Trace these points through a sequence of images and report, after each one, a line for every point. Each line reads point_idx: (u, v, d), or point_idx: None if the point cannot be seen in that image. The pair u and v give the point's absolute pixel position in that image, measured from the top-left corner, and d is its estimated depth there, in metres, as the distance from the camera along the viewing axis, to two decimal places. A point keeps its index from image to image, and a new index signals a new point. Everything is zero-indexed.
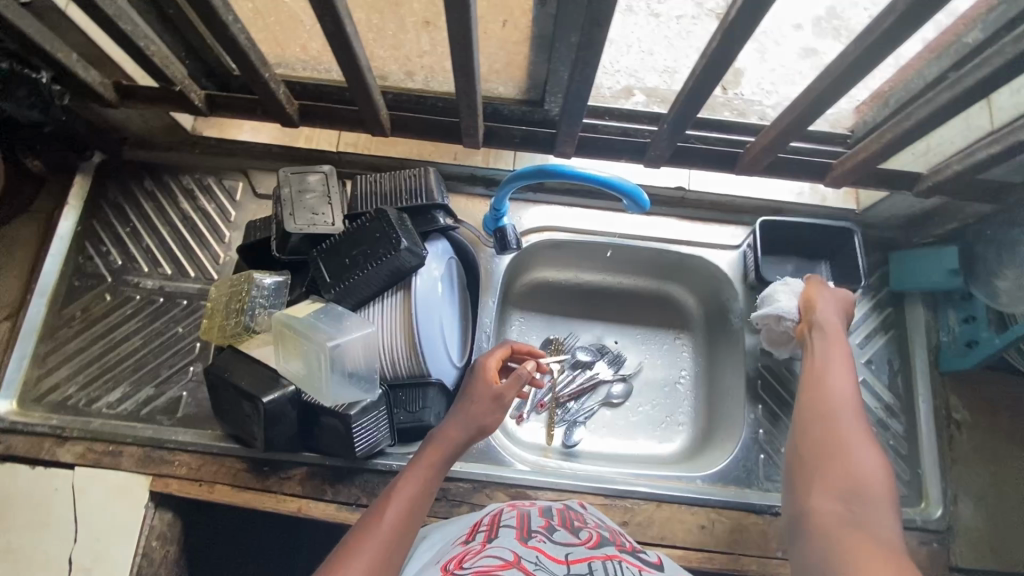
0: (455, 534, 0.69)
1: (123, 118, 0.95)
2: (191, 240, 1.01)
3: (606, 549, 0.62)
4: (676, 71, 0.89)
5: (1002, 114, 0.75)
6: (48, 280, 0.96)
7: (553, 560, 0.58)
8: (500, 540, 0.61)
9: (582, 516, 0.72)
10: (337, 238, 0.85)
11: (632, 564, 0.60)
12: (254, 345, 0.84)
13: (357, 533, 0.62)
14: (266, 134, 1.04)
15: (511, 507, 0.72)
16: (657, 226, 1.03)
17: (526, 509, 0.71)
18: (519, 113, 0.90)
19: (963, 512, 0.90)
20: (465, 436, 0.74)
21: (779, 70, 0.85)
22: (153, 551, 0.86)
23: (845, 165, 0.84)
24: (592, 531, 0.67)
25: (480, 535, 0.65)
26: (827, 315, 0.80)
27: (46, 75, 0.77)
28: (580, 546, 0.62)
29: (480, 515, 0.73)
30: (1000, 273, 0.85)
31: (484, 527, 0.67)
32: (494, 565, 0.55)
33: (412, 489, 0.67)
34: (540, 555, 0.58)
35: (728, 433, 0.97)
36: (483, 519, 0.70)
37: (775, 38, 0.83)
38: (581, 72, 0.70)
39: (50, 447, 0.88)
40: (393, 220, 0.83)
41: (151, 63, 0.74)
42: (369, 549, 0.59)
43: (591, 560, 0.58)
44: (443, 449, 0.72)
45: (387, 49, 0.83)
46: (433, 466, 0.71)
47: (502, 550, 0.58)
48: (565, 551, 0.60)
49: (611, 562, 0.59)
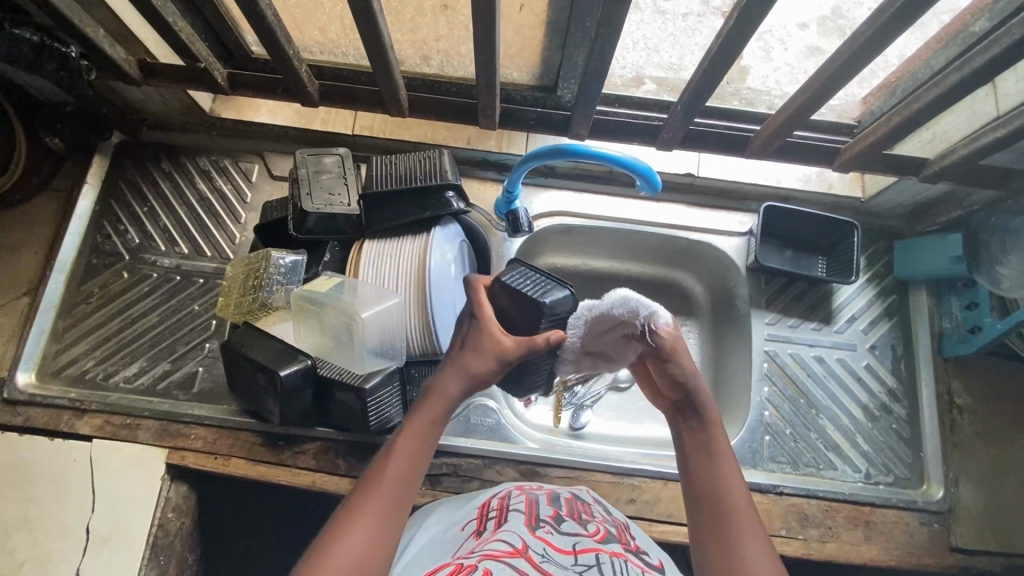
0: (464, 517, 0.68)
1: (144, 99, 0.96)
2: (206, 220, 1.02)
3: (612, 545, 0.60)
4: (682, 68, 0.92)
5: (1006, 100, 0.77)
6: (67, 257, 0.98)
7: (561, 552, 0.57)
8: (510, 525, 0.61)
9: (589, 508, 0.69)
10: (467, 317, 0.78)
11: (637, 565, 0.58)
12: (271, 323, 0.87)
13: (355, 497, 0.62)
14: (281, 116, 1.04)
15: (520, 491, 0.71)
16: (666, 212, 1.04)
17: (535, 495, 0.69)
18: (532, 99, 0.92)
19: (964, 492, 0.92)
20: (463, 390, 0.72)
21: (784, 68, 0.89)
22: (168, 523, 0.88)
23: (853, 150, 0.85)
24: (600, 525, 0.64)
25: (490, 522, 0.63)
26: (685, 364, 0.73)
27: (75, 50, 0.79)
28: (587, 538, 0.60)
29: (487, 497, 0.72)
30: (1004, 260, 0.89)
31: (494, 512, 0.65)
32: (502, 552, 0.55)
33: (407, 455, 0.66)
34: (547, 546, 0.57)
35: (734, 415, 0.99)
36: (491, 503, 0.69)
37: (781, 37, 0.86)
38: (600, 51, 0.71)
39: (69, 420, 0.90)
40: (519, 287, 0.75)
41: (179, 39, 0.76)
42: (372, 512, 0.60)
43: (597, 552, 0.57)
44: (438, 412, 0.70)
45: (405, 33, 0.85)
46: (433, 426, 0.70)
47: (511, 536, 0.58)
48: (572, 542, 0.59)
49: (617, 559, 0.57)
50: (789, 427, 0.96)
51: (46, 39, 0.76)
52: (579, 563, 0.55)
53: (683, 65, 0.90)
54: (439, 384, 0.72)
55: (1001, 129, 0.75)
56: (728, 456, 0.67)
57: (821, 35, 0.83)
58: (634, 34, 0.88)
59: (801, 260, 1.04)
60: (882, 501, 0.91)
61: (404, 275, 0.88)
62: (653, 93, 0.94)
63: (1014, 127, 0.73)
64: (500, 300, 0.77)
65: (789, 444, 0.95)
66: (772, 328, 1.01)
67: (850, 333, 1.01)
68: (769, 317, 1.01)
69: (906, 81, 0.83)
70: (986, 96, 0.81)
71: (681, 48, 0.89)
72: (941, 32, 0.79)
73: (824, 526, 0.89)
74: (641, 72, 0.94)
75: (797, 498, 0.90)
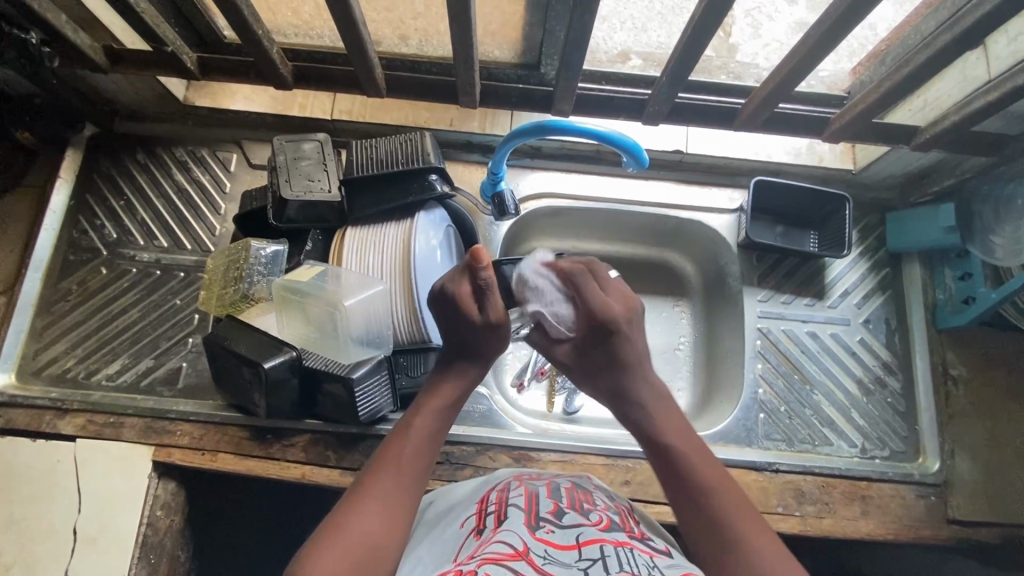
0: (462, 512, 0.65)
1: (115, 88, 0.94)
2: (185, 212, 1.00)
3: (616, 534, 0.57)
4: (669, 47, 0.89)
5: (998, 63, 0.76)
6: (43, 254, 0.95)
7: (563, 549, 0.53)
8: (510, 522, 0.57)
9: (590, 496, 0.65)
10: (455, 324, 0.73)
11: (643, 551, 0.55)
12: (254, 315, 0.85)
13: (368, 474, 0.63)
14: (258, 103, 1.02)
15: (519, 482, 0.67)
16: (655, 190, 1.03)
17: (534, 486, 0.65)
18: (515, 76, 0.89)
19: (961, 464, 0.91)
20: (461, 392, 0.73)
21: (773, 45, 0.86)
22: (157, 521, 0.86)
23: (844, 119, 0.83)
24: (603, 514, 0.61)
25: (489, 519, 0.59)
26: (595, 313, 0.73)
27: (36, 36, 0.77)
28: (590, 528, 0.57)
29: (485, 488, 0.68)
30: (996, 231, 0.86)
31: (492, 507, 0.62)
32: (503, 555, 0.51)
33: (422, 437, 0.68)
34: (549, 546, 0.53)
35: (728, 393, 0.98)
36: (491, 496, 0.65)
37: (769, 12, 0.84)
38: (580, 19, 0.68)
39: (51, 420, 0.88)
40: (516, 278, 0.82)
41: (142, 22, 0.74)
42: (386, 487, 0.62)
43: (602, 543, 0.54)
44: (456, 393, 0.73)
45: (381, 12, 0.82)
46: (448, 408, 0.72)
47: (511, 536, 0.54)
48: (575, 534, 0.55)
49: (623, 549, 0.54)
50: (785, 404, 0.95)
51: (5, 25, 0.74)
52: (583, 558, 0.52)
53: (670, 42, 0.88)
54: (458, 365, 0.74)
55: (993, 92, 0.73)
56: (695, 447, 0.66)
57: (811, 8, 0.81)
58: (620, 12, 0.87)
59: (792, 235, 1.03)
60: (879, 475, 0.90)
61: (388, 261, 0.86)
62: (638, 68, 0.91)
63: (1010, 88, 0.71)
64: (480, 298, 0.72)
65: (785, 422, 0.94)
66: (765, 305, 1.00)
67: (844, 308, 1.00)
68: (761, 294, 1.00)
69: (896, 48, 0.81)
70: (977, 60, 0.79)
71: (670, 26, 0.87)
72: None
73: (821, 503, 0.88)
74: (628, 49, 0.91)
75: (793, 476, 0.89)
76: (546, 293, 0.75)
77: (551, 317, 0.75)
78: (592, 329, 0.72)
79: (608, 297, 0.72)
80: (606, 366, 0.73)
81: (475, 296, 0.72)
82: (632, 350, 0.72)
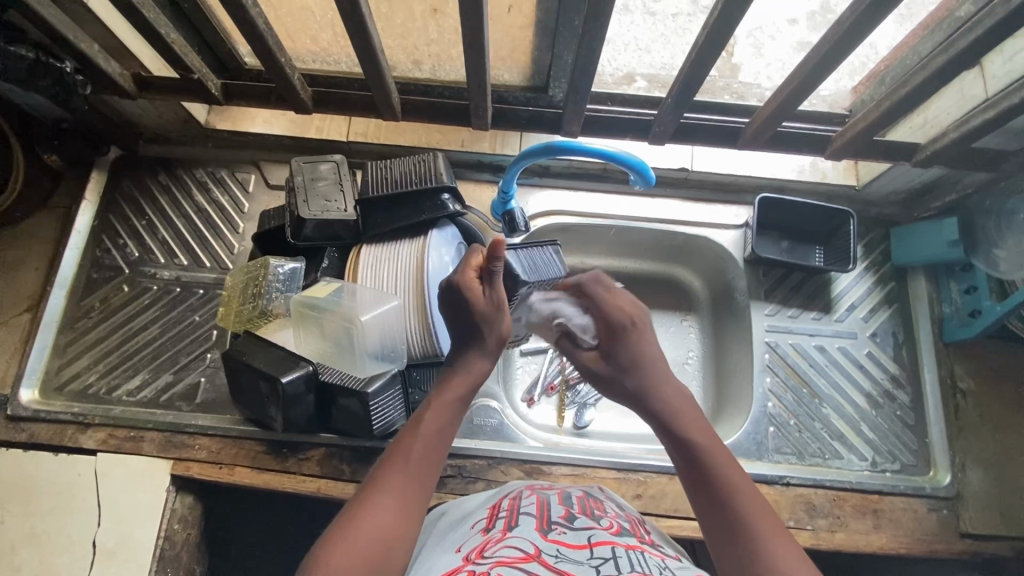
0: (474, 519, 0.66)
1: (139, 113, 0.97)
2: (204, 230, 1.03)
3: (626, 538, 0.58)
4: (674, 67, 0.92)
5: (996, 81, 0.78)
6: (68, 272, 0.99)
7: (574, 548, 0.54)
8: (520, 529, 0.58)
9: (601, 505, 0.66)
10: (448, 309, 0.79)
11: (654, 554, 0.56)
12: (272, 330, 0.87)
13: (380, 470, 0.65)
14: (277, 126, 1.05)
15: (531, 491, 0.68)
16: (661, 207, 1.05)
17: (546, 495, 0.66)
18: (524, 99, 0.92)
19: (972, 477, 0.92)
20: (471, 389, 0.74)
21: (776, 64, 0.89)
22: (174, 534, 0.88)
23: (845, 137, 0.85)
24: (613, 521, 0.62)
25: (500, 522, 0.61)
26: (615, 304, 0.77)
27: (70, 65, 0.80)
28: (601, 531, 0.58)
29: (499, 498, 0.70)
30: (1000, 243, 0.89)
31: (504, 513, 0.63)
32: (514, 557, 0.52)
33: (433, 431, 0.68)
34: (560, 547, 0.54)
35: (736, 407, 0.99)
36: (502, 503, 0.66)
37: (769, 32, 0.87)
38: (588, 46, 0.71)
39: (73, 435, 0.90)
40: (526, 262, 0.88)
41: (172, 51, 0.78)
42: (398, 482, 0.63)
43: (613, 545, 0.55)
44: (462, 387, 0.73)
45: (396, 39, 0.86)
46: (460, 403, 0.72)
47: (521, 541, 0.55)
48: (586, 536, 0.57)
49: (633, 552, 0.55)
50: (793, 417, 0.96)
51: (41, 55, 0.77)
52: (595, 557, 0.53)
53: (674, 62, 0.91)
54: (470, 356, 0.76)
55: (991, 110, 0.75)
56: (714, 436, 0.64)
57: (810, 28, 0.84)
58: (624, 34, 0.90)
59: (797, 250, 1.04)
60: (889, 488, 0.90)
61: (401, 278, 0.89)
62: (643, 90, 0.94)
63: (1007, 106, 0.73)
64: (488, 286, 0.76)
65: (794, 435, 0.95)
66: (772, 319, 1.01)
67: (851, 322, 1.01)
68: (768, 308, 1.01)
69: (895, 68, 0.83)
70: (974, 78, 0.82)
71: (672, 47, 0.90)
72: (926, 19, 0.80)
73: (832, 516, 0.88)
74: (632, 71, 0.94)
75: (804, 489, 0.90)
76: (564, 308, 0.84)
77: (574, 328, 0.82)
78: (610, 332, 0.75)
79: (620, 300, 0.77)
80: (629, 367, 0.72)
81: (482, 282, 0.77)
82: (651, 351, 0.73)
